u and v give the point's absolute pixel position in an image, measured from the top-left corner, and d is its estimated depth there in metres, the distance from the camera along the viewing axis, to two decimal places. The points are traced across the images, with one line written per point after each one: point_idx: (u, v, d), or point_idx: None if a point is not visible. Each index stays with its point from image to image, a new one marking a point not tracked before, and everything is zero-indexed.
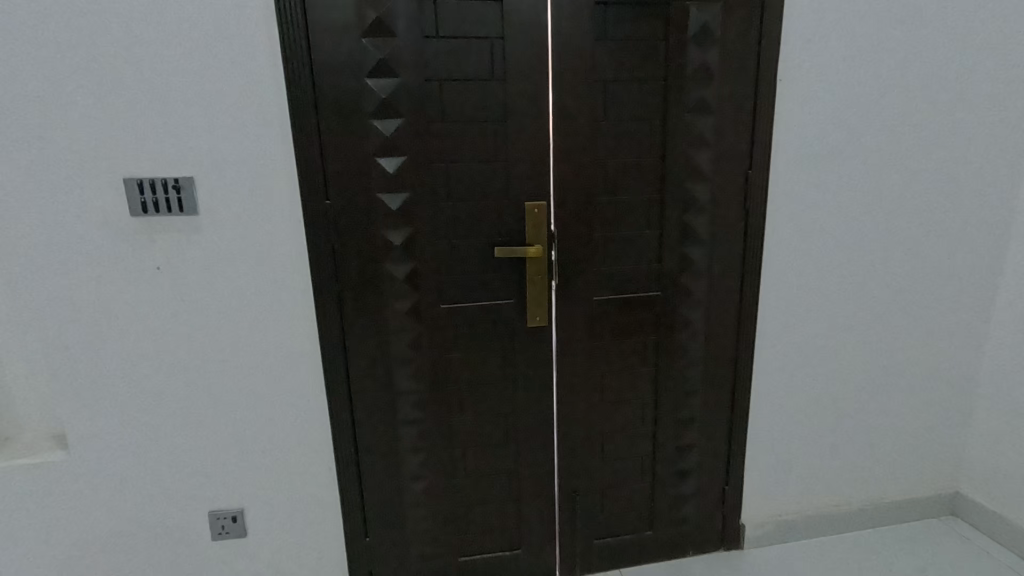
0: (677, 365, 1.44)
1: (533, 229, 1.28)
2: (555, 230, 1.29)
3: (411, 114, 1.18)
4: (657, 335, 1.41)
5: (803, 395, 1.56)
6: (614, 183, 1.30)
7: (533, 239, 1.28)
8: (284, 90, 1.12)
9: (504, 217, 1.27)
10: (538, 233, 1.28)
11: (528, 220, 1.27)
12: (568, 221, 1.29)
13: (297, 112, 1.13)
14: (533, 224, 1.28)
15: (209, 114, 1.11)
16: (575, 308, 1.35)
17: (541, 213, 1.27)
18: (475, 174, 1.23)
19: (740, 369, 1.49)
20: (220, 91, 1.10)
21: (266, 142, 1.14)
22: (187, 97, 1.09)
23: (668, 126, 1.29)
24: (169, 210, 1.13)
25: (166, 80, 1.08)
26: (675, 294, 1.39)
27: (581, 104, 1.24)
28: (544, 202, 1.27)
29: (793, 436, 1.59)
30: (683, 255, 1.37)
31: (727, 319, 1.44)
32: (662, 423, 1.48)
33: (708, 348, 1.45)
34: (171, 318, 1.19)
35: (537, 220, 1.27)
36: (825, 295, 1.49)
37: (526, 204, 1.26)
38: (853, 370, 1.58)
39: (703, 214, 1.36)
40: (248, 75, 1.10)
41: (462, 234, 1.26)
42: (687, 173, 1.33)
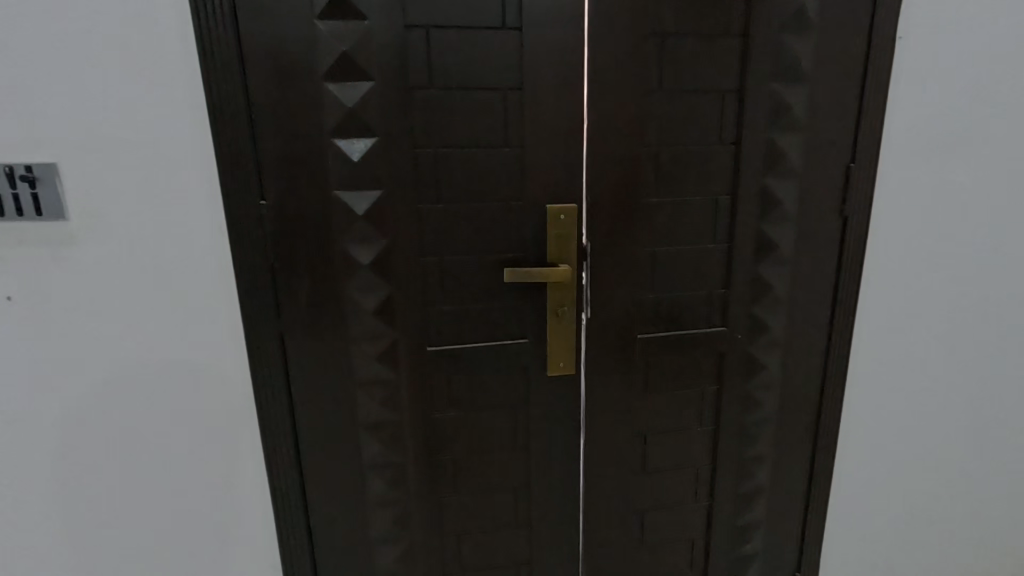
0: (744, 424, 1.09)
1: (557, 242, 0.92)
2: (586, 244, 0.94)
3: (382, 75, 0.81)
4: (717, 385, 1.06)
5: (901, 460, 1.19)
6: (668, 180, 0.94)
7: (557, 256, 0.93)
8: (194, 37, 0.76)
9: (514, 226, 0.91)
10: (564, 248, 0.92)
11: (550, 230, 0.91)
12: (604, 231, 0.93)
13: (214, 70, 0.77)
14: (557, 235, 0.92)
15: (79, 70, 0.74)
16: (610, 349, 0.99)
17: (569, 221, 0.91)
18: (476, 164, 0.87)
19: (824, 429, 1.12)
20: (93, 35, 0.74)
21: (169, 114, 0.78)
22: (44, 43, 0.73)
23: (746, 101, 0.92)
24: (20, 213, 0.77)
25: (8, 16, 0.71)
26: (745, 332, 1.03)
27: (625, 68, 0.88)
28: (572, 204, 0.91)
29: (886, 512, 1.22)
30: (758, 278, 1.01)
31: (811, 363, 1.08)
32: (721, 498, 1.12)
33: (784, 399, 1.09)
34: (34, 368, 0.83)
35: (563, 230, 0.91)
36: (936, 332, 1.12)
37: (548, 208, 0.90)
38: (964, 428, 1.21)
39: (787, 222, 0.99)
40: (137, 13, 0.74)
41: (457, 249, 0.90)
42: (769, 169, 0.96)
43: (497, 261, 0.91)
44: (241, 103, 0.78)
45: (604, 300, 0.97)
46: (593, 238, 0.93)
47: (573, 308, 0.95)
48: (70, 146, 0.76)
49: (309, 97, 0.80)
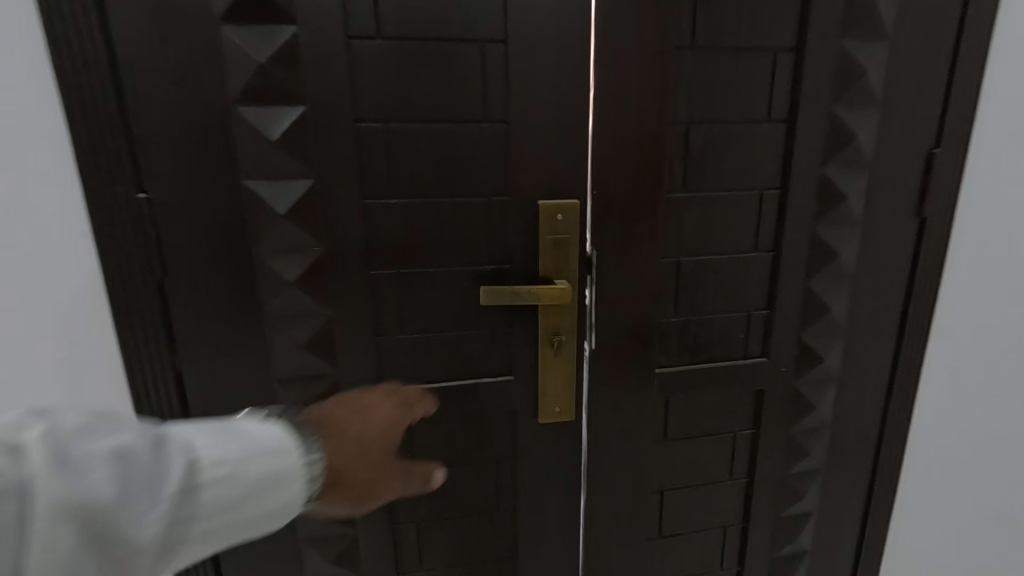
0: (784, 475, 0.87)
1: (554, 250, 0.69)
2: (591, 252, 0.71)
3: (309, 19, 0.57)
4: (753, 428, 0.84)
5: (977, 521, 0.96)
6: (700, 168, 0.71)
7: (553, 267, 0.70)
8: None
9: (496, 229, 0.68)
10: (562, 257, 0.70)
11: (544, 233, 0.69)
12: (614, 235, 0.71)
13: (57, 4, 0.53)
14: (554, 240, 0.69)
15: None
16: (619, 386, 0.77)
17: (569, 221, 0.69)
18: (443, 145, 0.64)
19: (882, 481, 0.90)
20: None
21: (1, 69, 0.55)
22: None
23: (808, 63, 0.69)
24: None
25: None
26: (791, 363, 0.81)
27: (645, 15, 0.65)
28: (573, 200, 0.69)
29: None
30: (811, 296, 0.78)
31: (869, 401, 0.86)
32: (753, 564, 0.91)
33: (834, 445, 0.87)
34: None
35: (560, 234, 0.69)
36: None
37: (541, 204, 0.68)
38: None
39: (851, 224, 0.76)
40: None
41: (418, 259, 0.67)
42: (831, 155, 0.73)
43: (473, 274, 0.69)
44: (102, 53, 0.55)
45: (614, 324, 0.74)
46: (599, 245, 0.71)
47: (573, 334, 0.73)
48: None
49: (202, 47, 0.56)
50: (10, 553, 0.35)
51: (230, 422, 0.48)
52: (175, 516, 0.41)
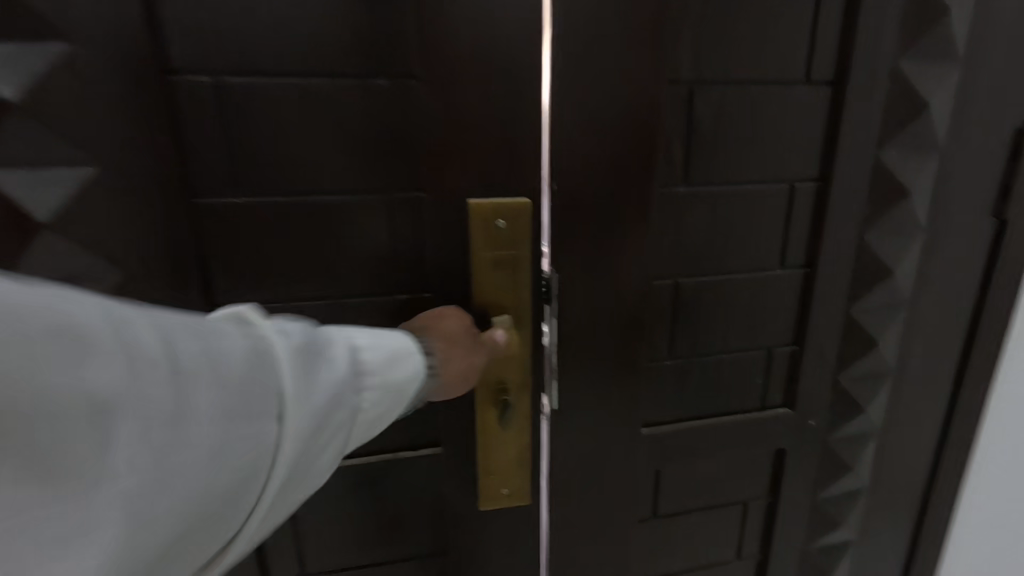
0: (806, 553, 0.67)
1: (491, 270, 0.49)
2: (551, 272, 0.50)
3: None
4: (769, 498, 0.64)
5: None
6: (704, 152, 0.50)
7: (491, 294, 0.49)
8: None
9: (401, 237, 0.47)
10: (504, 280, 0.49)
11: (475, 246, 0.48)
12: (580, 250, 0.49)
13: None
14: (491, 257, 0.48)
15: None
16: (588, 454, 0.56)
17: (513, 229, 0.48)
18: (312, 114, 0.43)
19: (927, 556, 0.71)
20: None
21: None
22: None
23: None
24: None
25: None
26: (822, 415, 0.61)
27: None
28: (522, 198, 0.47)
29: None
30: (852, 329, 0.58)
31: (916, 458, 0.66)
32: None
33: (871, 514, 0.68)
34: None
35: (502, 247, 0.48)
36: None
37: (469, 205, 0.47)
38: None
39: (910, 232, 0.56)
40: None
41: (288, 280, 0.47)
42: (886, 134, 0.52)
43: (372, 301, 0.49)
44: None
45: (580, 373, 0.53)
46: (557, 263, 0.50)
47: (523, 388, 0.52)
48: None
49: None
50: (257, 475, 0.28)
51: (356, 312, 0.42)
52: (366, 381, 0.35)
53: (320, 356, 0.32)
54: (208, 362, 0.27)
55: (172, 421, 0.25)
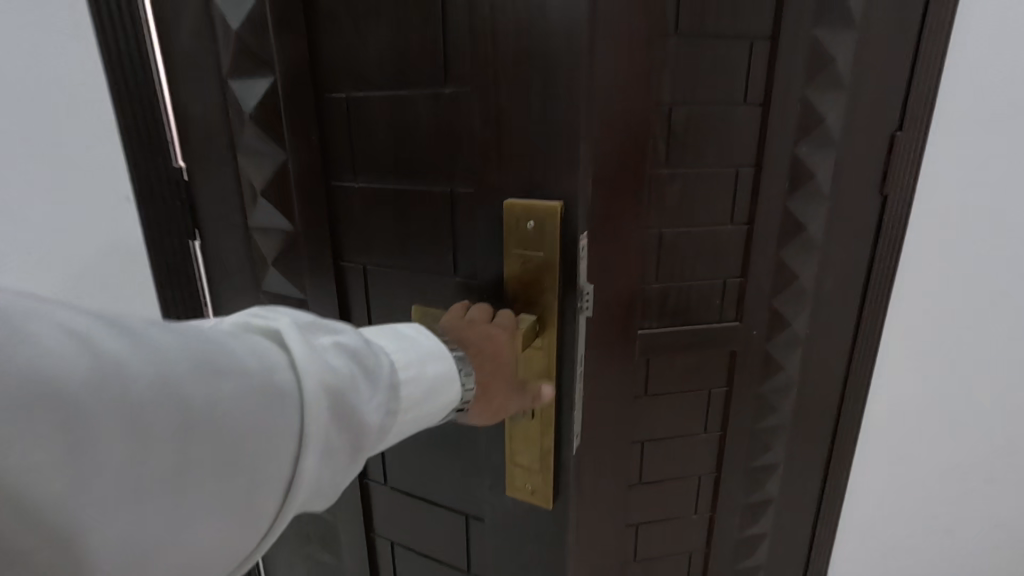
0: (755, 430, 0.96)
1: (518, 255, 0.66)
2: (567, 252, 0.64)
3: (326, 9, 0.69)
4: (726, 387, 0.93)
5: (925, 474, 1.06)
6: (679, 144, 0.78)
7: (519, 276, 0.67)
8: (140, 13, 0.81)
9: (446, 211, 0.71)
10: (526, 267, 0.66)
11: (509, 236, 0.66)
12: (583, 231, 0.65)
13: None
14: (518, 246, 0.66)
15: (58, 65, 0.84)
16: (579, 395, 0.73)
17: (536, 231, 0.64)
18: (409, 116, 0.69)
19: (842, 439, 0.98)
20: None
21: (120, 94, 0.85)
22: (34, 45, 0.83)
23: (780, 50, 0.76)
24: None
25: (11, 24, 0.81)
26: (762, 328, 0.89)
27: None
28: (550, 201, 0.63)
29: (905, 531, 1.09)
30: (781, 268, 0.86)
31: (833, 365, 0.94)
32: (725, 510, 1.00)
33: (800, 405, 0.96)
34: None
35: (528, 244, 0.65)
36: (982, 337, 0.96)
37: (507, 203, 0.65)
38: (1008, 446, 1.05)
39: (817, 201, 0.84)
40: None
41: (380, 232, 0.76)
42: (800, 135, 0.80)
43: (429, 253, 0.74)
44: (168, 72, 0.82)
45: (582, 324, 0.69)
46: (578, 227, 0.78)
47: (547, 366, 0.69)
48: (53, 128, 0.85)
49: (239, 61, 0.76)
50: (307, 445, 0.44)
51: (392, 326, 0.60)
52: (392, 394, 0.52)
53: (356, 361, 0.49)
54: (264, 358, 0.44)
55: (229, 383, 0.41)
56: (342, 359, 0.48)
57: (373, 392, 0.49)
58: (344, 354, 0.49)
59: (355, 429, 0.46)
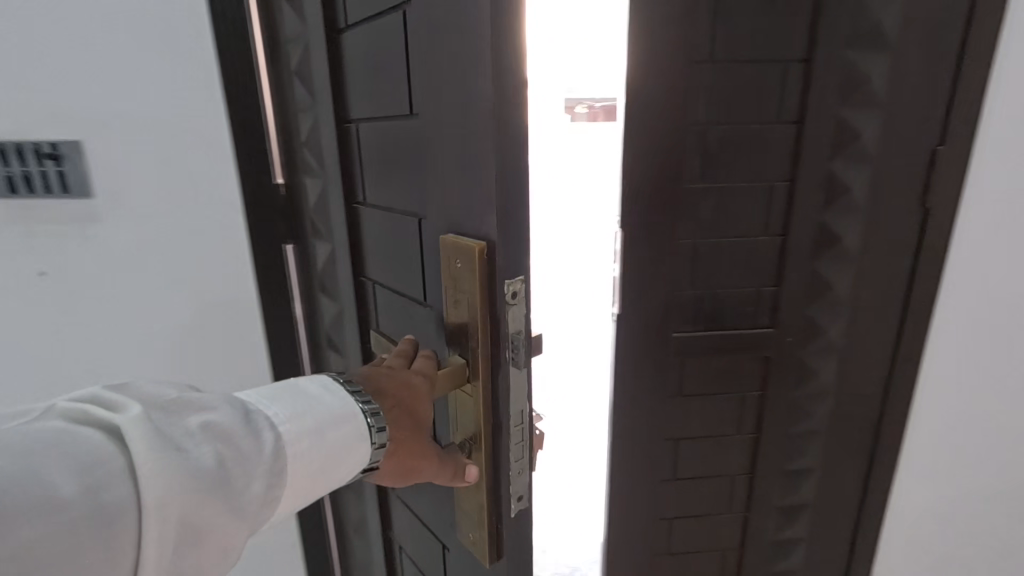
0: (789, 434, 0.99)
1: (451, 296, 0.52)
2: (493, 305, 0.49)
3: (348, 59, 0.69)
4: (760, 391, 0.97)
5: (991, 507, 1.00)
6: (713, 162, 0.84)
7: (452, 319, 0.53)
8: (197, 17, 0.80)
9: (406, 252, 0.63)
10: (457, 311, 0.52)
11: (443, 274, 0.53)
12: (516, 276, 0.49)
13: (223, 12, 0.80)
14: (451, 289, 0.53)
15: (91, 59, 0.79)
16: (528, 467, 0.56)
17: (464, 271, 0.50)
18: (384, 152, 0.64)
19: (882, 452, 0.99)
20: (131, 12, 0.78)
21: (172, 96, 0.82)
22: (64, 36, 0.78)
23: (815, 73, 0.80)
24: (47, 190, 0.83)
25: (37, 12, 0.77)
26: (796, 335, 0.93)
27: (669, 29, 0.77)
28: (477, 244, 0.48)
29: (971, 559, 1.03)
30: (816, 278, 0.90)
31: (873, 377, 0.94)
32: (759, 511, 1.04)
33: (839, 416, 0.96)
34: (58, 335, 0.91)
35: (458, 280, 0.51)
36: None
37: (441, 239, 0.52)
38: None
39: (856, 215, 0.85)
40: (169, 12, 0.79)
41: (385, 257, 0.69)
42: (835, 152, 0.83)
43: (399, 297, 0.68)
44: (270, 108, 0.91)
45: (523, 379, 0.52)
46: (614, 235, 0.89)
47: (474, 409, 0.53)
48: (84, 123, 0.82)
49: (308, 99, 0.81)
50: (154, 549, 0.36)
51: (294, 380, 0.51)
52: (273, 481, 0.44)
53: (241, 434, 0.43)
54: (113, 443, 0.37)
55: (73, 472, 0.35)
56: (216, 435, 0.41)
57: (251, 484, 0.42)
58: (215, 430, 0.42)
59: (234, 526, 0.40)
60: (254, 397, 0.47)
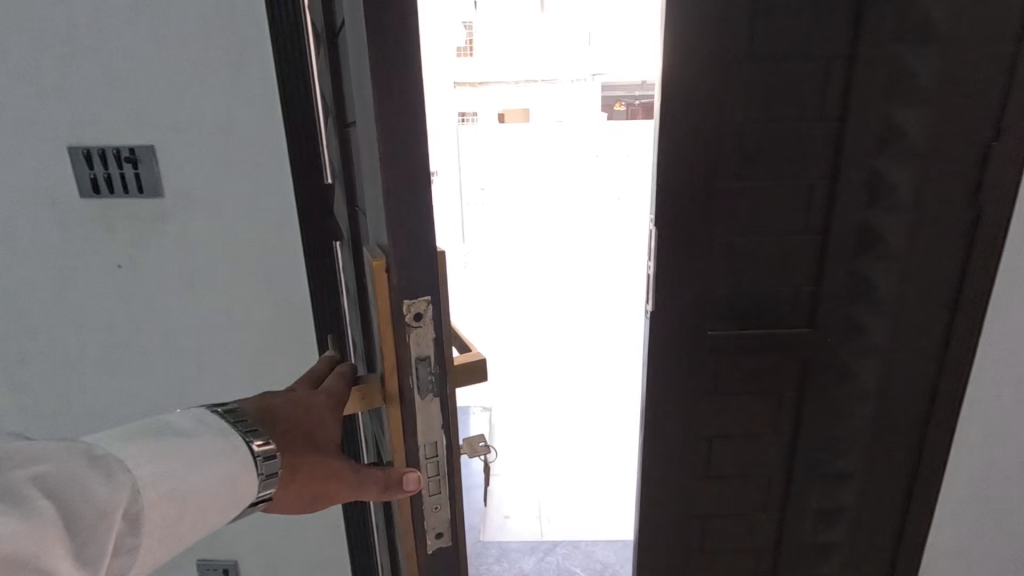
0: (830, 437, 0.97)
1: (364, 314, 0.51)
2: (393, 326, 0.47)
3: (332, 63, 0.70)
4: (797, 391, 0.96)
5: None
6: (751, 159, 0.84)
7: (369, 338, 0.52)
8: (259, 29, 0.86)
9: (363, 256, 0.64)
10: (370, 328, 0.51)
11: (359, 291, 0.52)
12: (417, 295, 0.47)
13: (282, 22, 0.85)
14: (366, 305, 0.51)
15: (165, 71, 0.86)
16: (447, 495, 0.55)
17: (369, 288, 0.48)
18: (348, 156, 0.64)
19: (928, 458, 0.95)
20: (198, 26, 0.85)
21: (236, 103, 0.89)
22: (142, 50, 0.85)
23: (860, 69, 0.78)
24: (124, 190, 0.91)
25: (119, 28, 0.84)
26: (837, 337, 0.90)
27: (706, 28, 0.78)
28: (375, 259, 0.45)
29: None
30: (857, 279, 0.87)
31: (918, 380, 0.92)
32: (795, 512, 1.02)
33: (881, 417, 0.94)
34: (132, 322, 0.99)
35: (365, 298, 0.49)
36: None
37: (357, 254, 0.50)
38: None
39: (900, 213, 0.83)
40: (234, 27, 0.85)
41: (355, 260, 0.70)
42: (880, 150, 0.81)
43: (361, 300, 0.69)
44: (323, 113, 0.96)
45: (437, 405, 0.51)
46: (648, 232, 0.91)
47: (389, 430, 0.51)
48: (159, 129, 0.89)
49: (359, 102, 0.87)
50: None
51: (153, 416, 0.44)
52: (129, 529, 0.38)
53: (84, 485, 0.36)
54: None
55: None
56: (46, 494, 0.34)
57: (95, 540, 0.35)
58: (47, 486, 0.35)
59: None
60: (99, 439, 0.39)
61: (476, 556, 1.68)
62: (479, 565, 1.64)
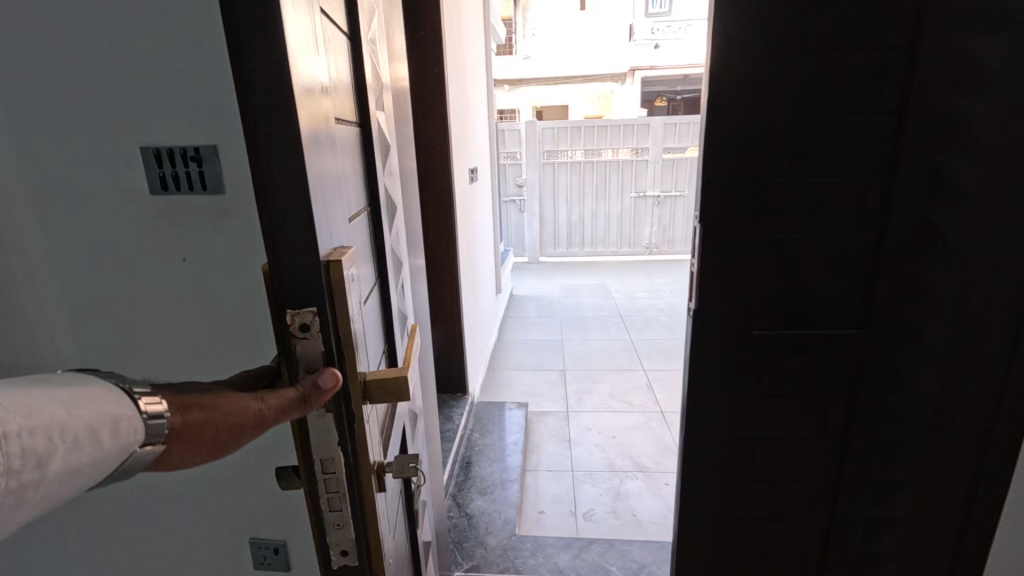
0: (883, 442, 0.92)
1: None
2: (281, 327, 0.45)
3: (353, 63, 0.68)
4: (847, 393, 0.92)
5: None
6: (801, 153, 0.82)
7: None
8: None
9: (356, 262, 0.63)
10: None
11: None
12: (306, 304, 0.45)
13: None
14: None
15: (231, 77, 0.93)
16: (352, 518, 0.53)
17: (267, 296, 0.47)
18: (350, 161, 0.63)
19: (990, 468, 0.90)
20: None
21: None
22: (212, 58, 0.92)
23: (922, 58, 0.75)
24: (190, 187, 0.98)
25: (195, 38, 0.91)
26: (892, 338, 0.87)
27: (754, 20, 0.76)
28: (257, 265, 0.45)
29: None
30: (916, 278, 0.83)
31: (982, 386, 0.87)
32: (844, 519, 0.98)
33: (939, 423, 0.90)
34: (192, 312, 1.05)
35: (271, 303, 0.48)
36: None
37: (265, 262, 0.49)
38: None
39: (964, 208, 0.79)
40: None
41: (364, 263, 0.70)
42: (943, 143, 0.77)
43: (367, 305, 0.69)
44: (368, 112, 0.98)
45: (332, 419, 0.49)
46: (692, 227, 0.90)
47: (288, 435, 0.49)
48: (224, 130, 0.96)
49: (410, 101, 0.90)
50: None
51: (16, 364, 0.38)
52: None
53: None
54: None
55: None
56: None
57: None
58: None
59: None
60: None
61: (512, 550, 1.69)
62: (515, 559, 1.65)
